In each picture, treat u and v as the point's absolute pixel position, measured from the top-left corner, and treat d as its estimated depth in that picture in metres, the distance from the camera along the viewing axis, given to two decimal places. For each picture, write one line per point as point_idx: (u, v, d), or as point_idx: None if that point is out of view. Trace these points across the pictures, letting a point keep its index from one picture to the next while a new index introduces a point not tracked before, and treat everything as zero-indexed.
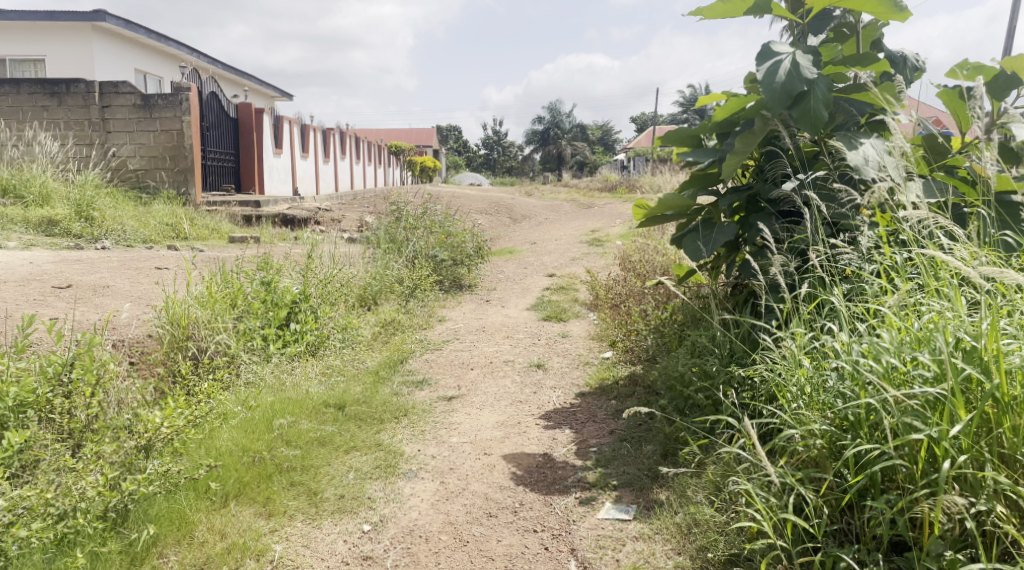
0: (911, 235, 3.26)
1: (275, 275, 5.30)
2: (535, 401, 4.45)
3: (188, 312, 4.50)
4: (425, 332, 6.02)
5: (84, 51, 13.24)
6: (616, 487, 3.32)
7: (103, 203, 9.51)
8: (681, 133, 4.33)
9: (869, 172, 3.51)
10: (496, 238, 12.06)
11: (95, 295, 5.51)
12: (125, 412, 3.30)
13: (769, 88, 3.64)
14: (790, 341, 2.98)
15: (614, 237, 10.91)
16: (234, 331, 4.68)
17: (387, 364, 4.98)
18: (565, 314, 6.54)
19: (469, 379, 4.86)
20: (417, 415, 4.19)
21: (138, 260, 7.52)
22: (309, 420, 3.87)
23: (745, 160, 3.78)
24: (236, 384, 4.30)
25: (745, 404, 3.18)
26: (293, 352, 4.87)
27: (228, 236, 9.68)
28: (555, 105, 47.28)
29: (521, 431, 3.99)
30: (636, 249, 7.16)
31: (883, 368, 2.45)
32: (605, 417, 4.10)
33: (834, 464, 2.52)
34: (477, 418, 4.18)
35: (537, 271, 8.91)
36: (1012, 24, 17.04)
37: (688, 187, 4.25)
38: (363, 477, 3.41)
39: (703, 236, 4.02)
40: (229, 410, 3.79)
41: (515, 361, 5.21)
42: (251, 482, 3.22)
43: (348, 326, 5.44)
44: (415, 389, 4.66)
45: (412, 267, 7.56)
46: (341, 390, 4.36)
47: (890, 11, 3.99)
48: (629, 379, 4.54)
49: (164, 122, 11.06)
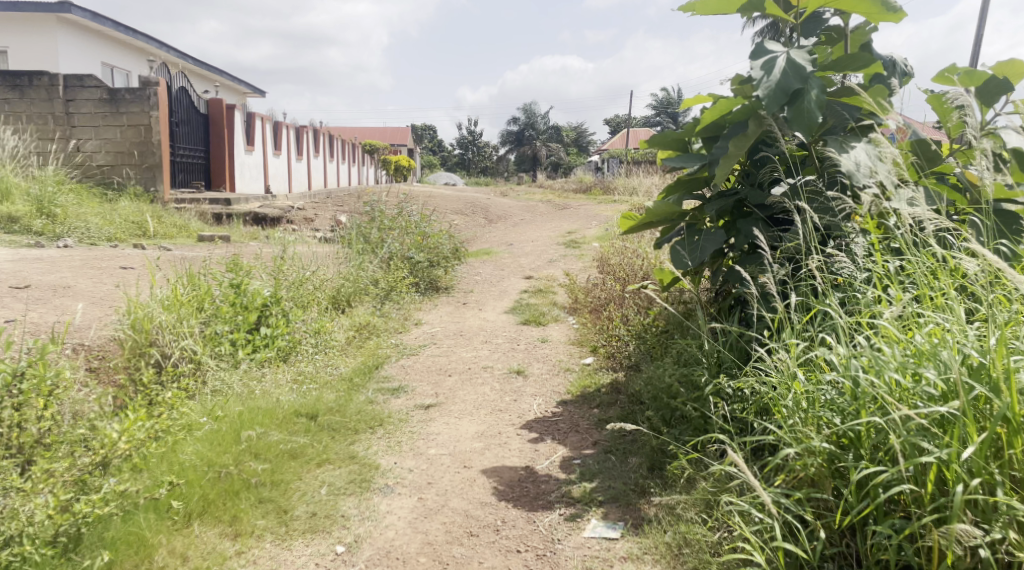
0: (907, 242, 3.14)
1: (244, 278, 5.10)
2: (515, 410, 4.29)
3: (151, 315, 4.29)
4: (401, 336, 5.85)
5: (48, 43, 12.89)
6: (602, 503, 3.17)
7: (66, 200, 9.23)
8: (666, 135, 4.20)
9: (861, 178, 3.39)
10: (472, 239, 11.90)
11: (54, 296, 5.28)
12: (81, 426, 3.11)
13: (764, 86, 3.51)
14: (783, 354, 2.84)
15: (591, 239, 10.80)
16: (201, 336, 4.47)
17: (360, 370, 4.80)
18: (544, 318, 6.39)
19: (447, 386, 4.70)
20: (393, 425, 4.02)
21: (102, 259, 7.28)
22: (279, 431, 3.68)
23: (736, 165, 3.65)
24: (202, 393, 4.10)
25: (735, 417, 3.04)
26: (263, 358, 4.68)
27: (196, 235, 9.42)
28: (530, 106, 47.20)
29: (502, 442, 3.83)
30: (617, 253, 7.04)
31: (885, 384, 2.32)
32: (588, 427, 3.95)
33: (834, 484, 2.39)
34: (456, 428, 4.01)
35: (514, 273, 8.76)
36: (980, 32, 17.15)
37: (674, 192, 4.12)
38: (336, 493, 3.24)
39: (691, 242, 3.88)
40: (194, 421, 3.59)
41: (494, 367, 5.06)
42: (216, 500, 3.04)
43: (321, 330, 5.26)
44: (391, 396, 4.49)
45: (387, 268, 7.39)
46: (313, 398, 4.17)
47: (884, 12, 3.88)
48: (613, 387, 4.40)
49: (131, 118, 10.76)
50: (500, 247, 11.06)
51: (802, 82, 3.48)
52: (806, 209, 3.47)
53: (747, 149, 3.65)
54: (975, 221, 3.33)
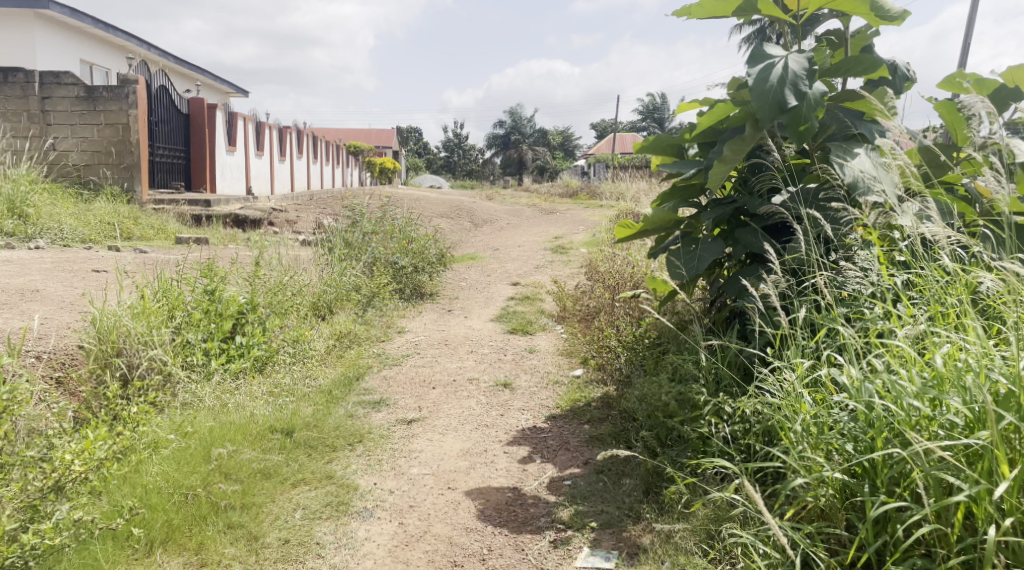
0: (918, 256, 2.98)
1: (219, 283, 4.89)
2: (502, 426, 4.10)
3: (119, 323, 4.06)
4: (383, 345, 5.64)
5: (24, 39, 12.55)
6: (594, 529, 2.98)
7: (39, 199, 8.96)
8: (662, 140, 4.03)
9: (868, 187, 3.22)
10: (457, 243, 11.73)
11: (22, 301, 5.04)
12: (36, 447, 2.89)
13: (759, 93, 3.34)
14: (789, 374, 2.65)
15: (579, 245, 10.65)
16: (172, 345, 4.25)
17: (340, 382, 4.60)
18: (531, 326, 6.21)
19: (431, 399, 4.49)
20: (373, 441, 3.82)
21: (74, 262, 7.03)
22: (252, 448, 3.48)
23: (733, 170, 3.46)
24: (171, 407, 3.90)
25: (736, 440, 2.86)
26: (238, 368, 4.47)
27: (174, 237, 9.18)
28: (516, 109, 47.07)
29: (488, 461, 3.64)
30: (606, 260, 6.87)
31: (905, 411, 2.13)
32: (578, 444, 3.77)
33: (847, 517, 2.21)
34: (440, 445, 3.82)
35: (500, 279, 8.59)
36: (966, 42, 17.14)
37: (668, 199, 3.93)
38: (311, 517, 3.03)
39: (687, 253, 3.70)
40: (161, 438, 3.36)
41: (479, 379, 4.86)
42: (181, 526, 2.83)
43: (300, 339, 5.05)
44: (372, 410, 4.28)
45: (369, 273, 7.18)
46: (289, 412, 3.97)
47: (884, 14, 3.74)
48: (603, 402, 4.22)
49: (108, 116, 10.48)
50: (485, 252, 10.88)
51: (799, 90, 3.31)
52: (809, 221, 3.29)
53: (743, 154, 3.45)
54: (987, 234, 3.19)
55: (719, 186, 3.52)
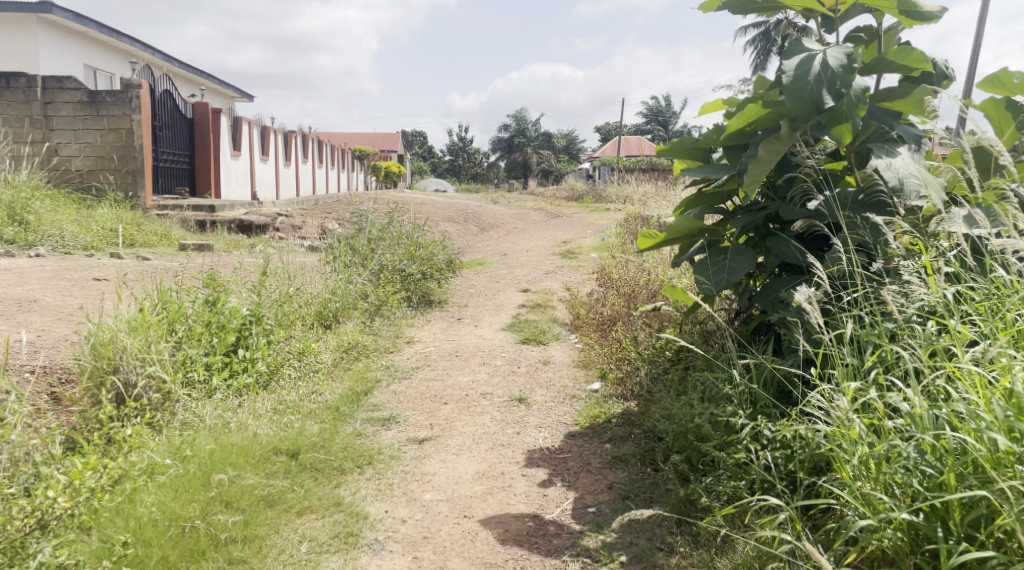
0: (968, 266, 2.79)
1: (221, 295, 4.68)
2: (518, 445, 3.88)
3: (115, 338, 3.86)
4: (392, 356, 5.44)
5: (27, 44, 12.40)
6: (624, 564, 2.76)
7: (40, 206, 8.77)
8: (685, 144, 3.79)
9: (911, 193, 2.97)
10: (464, 248, 11.52)
11: (18, 311, 4.85)
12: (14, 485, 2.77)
13: (794, 92, 3.13)
14: (839, 398, 2.45)
15: (588, 250, 10.43)
16: (172, 360, 4.05)
17: (347, 398, 4.38)
18: (544, 336, 5.99)
19: (443, 416, 4.27)
20: (383, 463, 3.60)
21: (74, 270, 6.82)
22: (255, 474, 3.27)
23: (768, 172, 3.22)
24: (169, 427, 3.70)
25: (779, 469, 2.65)
26: (241, 385, 4.26)
27: (178, 243, 8.99)
28: (521, 112, 46.86)
29: (506, 486, 3.42)
30: (619, 267, 6.66)
31: (986, 447, 2.00)
32: (601, 465, 3.55)
33: (917, 561, 2.07)
34: (454, 467, 3.60)
35: (509, 285, 8.38)
36: (978, 41, 16.80)
37: (693, 206, 3.73)
38: (319, 551, 2.82)
39: (715, 263, 3.48)
40: (158, 463, 3.15)
41: (493, 394, 4.64)
42: (177, 565, 2.64)
43: (306, 351, 4.85)
44: (381, 428, 4.07)
45: (376, 282, 6.98)
46: (294, 431, 3.76)
47: (917, 13, 3.43)
48: (625, 419, 4.00)
49: (111, 121, 10.32)
50: (493, 257, 10.67)
51: (839, 87, 3.07)
52: (850, 231, 3.08)
53: (779, 155, 3.21)
54: None
55: (753, 189, 3.28)
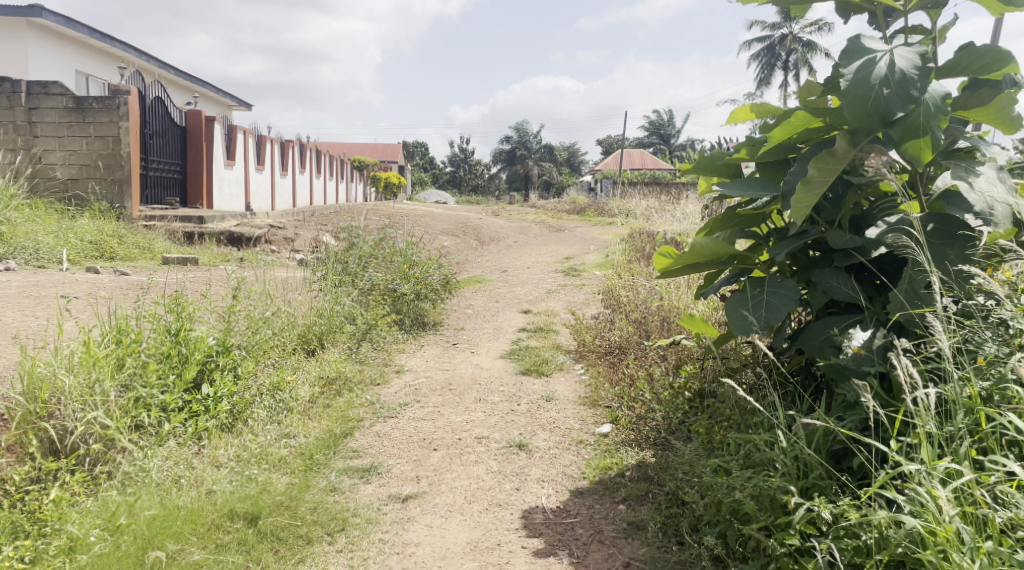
0: None
1: (186, 321, 4.12)
2: (517, 504, 3.34)
3: (54, 376, 3.41)
4: (378, 389, 4.89)
5: (16, 49, 11.93)
6: None
7: (16, 216, 8.22)
8: (711, 155, 3.23)
9: (1000, 218, 2.44)
10: (461, 265, 10.98)
11: None
12: None
13: (856, 99, 2.59)
14: (931, 489, 1.96)
15: (592, 267, 9.91)
16: (119, 403, 3.51)
17: (322, 443, 3.84)
18: (547, 365, 5.45)
19: (432, 466, 3.73)
20: (359, 528, 3.06)
21: (43, 287, 6.28)
22: (203, 548, 2.77)
23: (818, 192, 2.67)
24: (109, 486, 3.18)
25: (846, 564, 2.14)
26: (199, 428, 3.73)
27: (160, 257, 8.44)
28: (522, 124, 46.38)
29: (502, 561, 2.88)
30: (628, 289, 6.13)
31: None
32: (615, 534, 3.00)
33: None
34: (444, 535, 3.06)
35: (510, 306, 7.84)
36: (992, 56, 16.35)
37: (721, 228, 3.18)
38: None
39: (753, 300, 2.92)
40: (82, 537, 2.68)
41: (489, 438, 4.10)
42: None
43: (280, 386, 4.32)
44: (359, 482, 3.53)
45: (366, 302, 6.44)
46: (258, 486, 3.23)
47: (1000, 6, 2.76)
48: (642, 474, 3.46)
49: (98, 129, 9.80)
50: (493, 274, 10.14)
51: (898, 107, 2.54)
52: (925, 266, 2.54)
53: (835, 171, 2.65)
54: None
55: (802, 214, 2.72)
